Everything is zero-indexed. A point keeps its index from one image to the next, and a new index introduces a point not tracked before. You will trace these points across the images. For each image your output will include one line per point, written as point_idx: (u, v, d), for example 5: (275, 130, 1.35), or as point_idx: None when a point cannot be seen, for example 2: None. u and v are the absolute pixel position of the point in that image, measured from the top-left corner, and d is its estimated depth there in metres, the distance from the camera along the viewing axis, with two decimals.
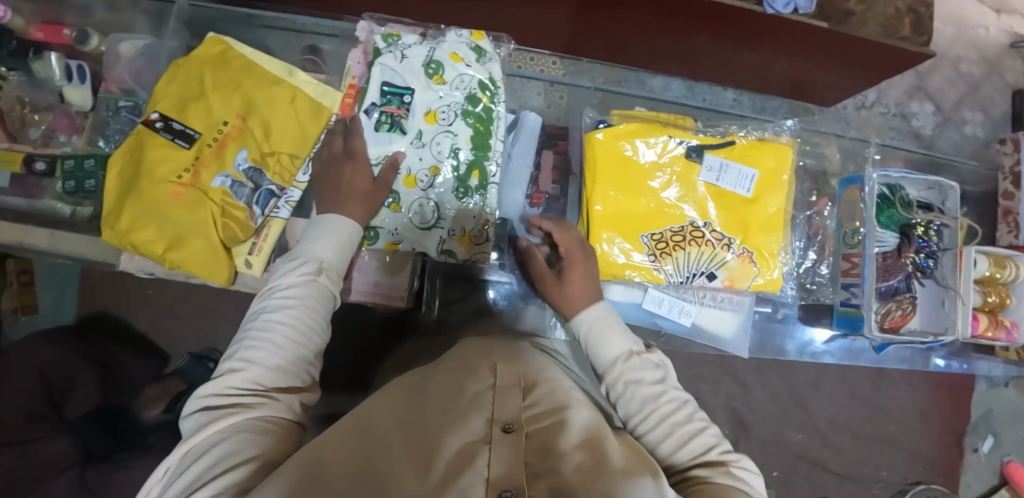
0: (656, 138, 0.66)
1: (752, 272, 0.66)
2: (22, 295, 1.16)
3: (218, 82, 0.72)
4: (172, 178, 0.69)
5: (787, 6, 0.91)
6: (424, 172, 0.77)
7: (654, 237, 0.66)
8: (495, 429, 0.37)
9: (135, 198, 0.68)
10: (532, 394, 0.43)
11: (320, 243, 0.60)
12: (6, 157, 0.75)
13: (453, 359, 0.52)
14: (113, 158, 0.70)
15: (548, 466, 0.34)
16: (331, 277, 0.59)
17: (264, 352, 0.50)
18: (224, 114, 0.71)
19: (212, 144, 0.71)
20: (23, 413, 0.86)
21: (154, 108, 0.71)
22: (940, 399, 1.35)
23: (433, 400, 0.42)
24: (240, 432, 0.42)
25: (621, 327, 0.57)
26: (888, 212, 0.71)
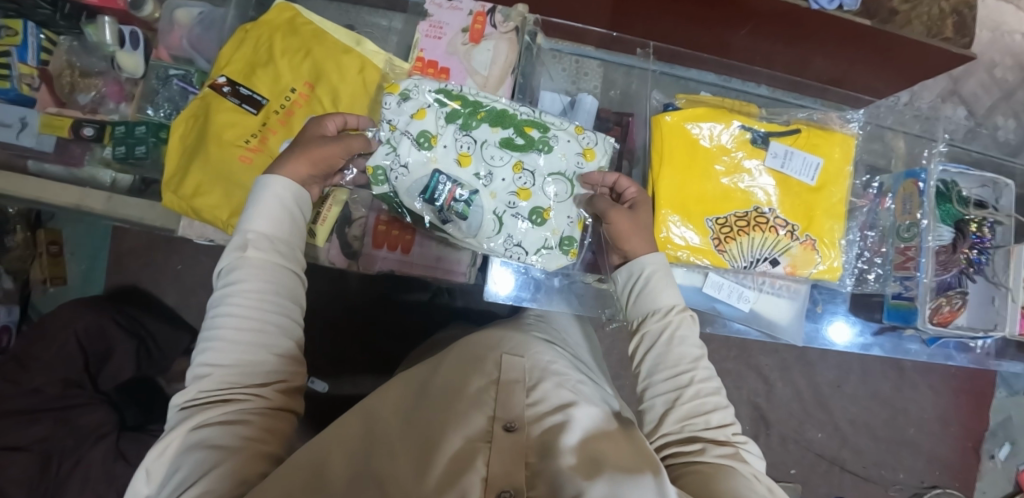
0: (723, 123, 0.67)
1: (815, 259, 0.66)
2: (53, 265, 1.17)
3: (288, 50, 0.72)
4: (240, 142, 0.69)
5: (832, 2, 0.90)
6: (521, 177, 0.69)
7: (718, 221, 0.66)
8: (496, 429, 0.40)
9: (202, 162, 0.68)
10: (537, 393, 0.47)
11: (251, 216, 0.54)
12: (55, 122, 0.74)
13: (454, 354, 0.57)
14: (178, 122, 0.70)
15: (546, 465, 0.37)
16: (267, 248, 0.53)
17: (221, 350, 0.47)
18: (293, 80, 0.71)
19: (280, 111, 0.70)
20: (62, 380, 0.87)
21: (222, 72, 0.71)
22: (959, 403, 1.34)
23: (439, 395, 0.46)
24: (210, 448, 0.40)
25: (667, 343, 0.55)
26: (945, 206, 0.72)
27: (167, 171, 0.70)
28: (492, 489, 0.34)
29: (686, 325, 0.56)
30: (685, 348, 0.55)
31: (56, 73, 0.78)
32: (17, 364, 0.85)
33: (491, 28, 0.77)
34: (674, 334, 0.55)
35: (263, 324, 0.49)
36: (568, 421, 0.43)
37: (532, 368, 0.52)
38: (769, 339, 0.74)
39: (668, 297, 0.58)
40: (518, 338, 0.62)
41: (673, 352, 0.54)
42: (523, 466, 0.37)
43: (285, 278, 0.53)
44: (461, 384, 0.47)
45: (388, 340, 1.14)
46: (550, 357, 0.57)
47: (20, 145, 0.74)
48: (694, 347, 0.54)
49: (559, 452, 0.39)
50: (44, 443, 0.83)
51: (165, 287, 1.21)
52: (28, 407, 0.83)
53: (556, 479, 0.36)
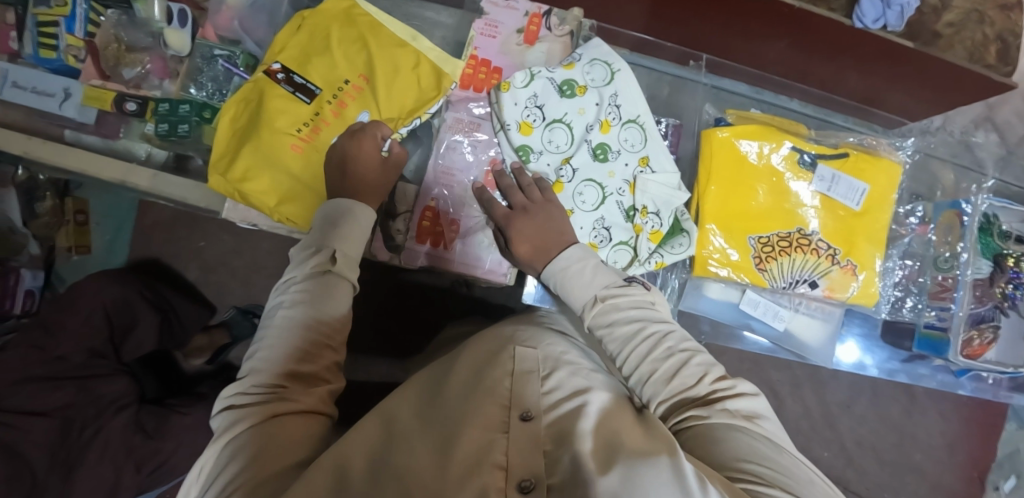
0: (774, 144, 0.66)
1: (853, 282, 0.66)
2: (78, 234, 1.20)
3: (342, 40, 0.72)
4: (292, 131, 0.69)
5: (876, 21, 0.93)
6: (609, 109, 0.73)
7: (760, 240, 0.66)
8: (513, 418, 0.41)
9: (252, 146, 0.68)
10: (551, 381, 0.48)
11: (320, 231, 0.59)
12: (99, 95, 0.75)
13: (475, 346, 0.57)
14: (228, 105, 0.70)
15: (563, 453, 0.38)
16: (335, 262, 0.56)
17: (274, 349, 0.50)
18: (347, 71, 0.71)
19: (332, 101, 0.70)
20: (86, 350, 0.88)
21: (275, 59, 0.71)
22: (967, 432, 1.34)
23: (457, 388, 0.48)
24: (242, 449, 0.41)
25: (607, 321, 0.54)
26: (985, 239, 0.72)
27: (216, 153, 0.70)
28: (512, 480, 0.36)
29: (621, 296, 0.56)
30: (632, 324, 0.53)
31: (101, 45, 0.77)
32: (43, 331, 0.85)
33: (546, 30, 0.77)
34: (603, 322, 0.55)
35: (311, 332, 0.51)
36: (584, 407, 0.44)
37: (545, 359, 0.53)
38: (798, 359, 0.75)
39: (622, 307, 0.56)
40: (533, 330, 0.62)
41: (614, 336, 0.53)
42: (541, 455, 0.39)
43: (342, 289, 0.56)
44: (478, 376, 0.48)
45: (403, 328, 1.15)
46: (563, 348, 0.57)
47: (62, 115, 0.76)
48: (624, 317, 0.54)
49: (576, 438, 0.40)
50: (65, 410, 0.83)
51: (185, 263, 1.22)
52: (50, 373, 0.83)
53: (575, 464, 0.37)
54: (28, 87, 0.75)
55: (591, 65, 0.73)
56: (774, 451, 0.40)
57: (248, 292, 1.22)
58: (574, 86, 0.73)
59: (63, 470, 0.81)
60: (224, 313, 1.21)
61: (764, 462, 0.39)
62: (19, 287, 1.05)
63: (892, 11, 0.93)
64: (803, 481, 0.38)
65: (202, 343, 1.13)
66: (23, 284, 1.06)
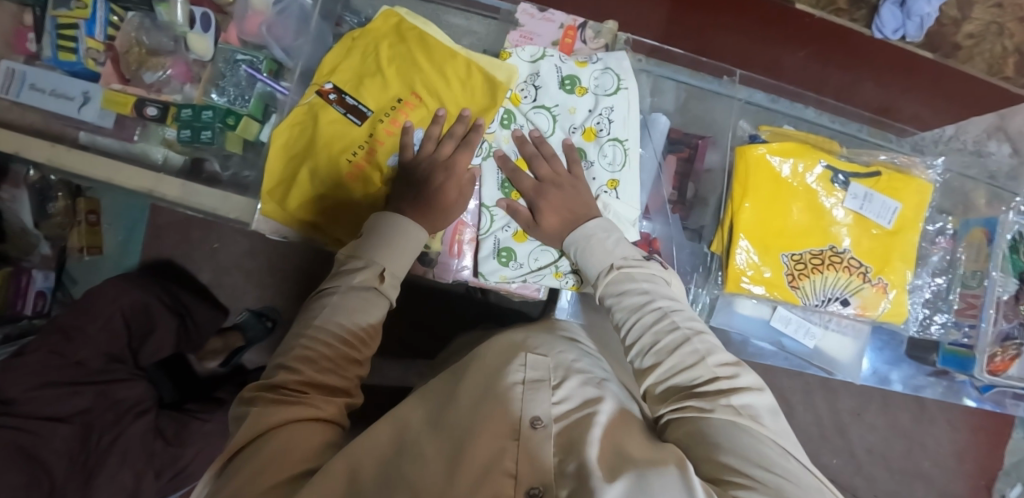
0: (808, 163, 0.66)
1: (884, 300, 0.66)
2: (90, 234, 1.18)
3: (394, 59, 0.72)
4: (348, 154, 0.69)
5: (895, 32, 0.94)
6: (598, 119, 0.74)
7: (794, 257, 0.66)
8: (523, 427, 0.42)
9: (310, 172, 0.68)
10: (562, 390, 0.49)
11: (376, 248, 0.59)
12: (118, 99, 0.74)
13: (487, 352, 0.58)
14: (279, 129, 0.70)
15: (568, 463, 0.39)
16: (389, 285, 0.58)
17: (316, 352, 0.51)
18: (399, 90, 0.71)
19: (385, 120, 0.70)
20: (104, 355, 0.88)
21: (328, 79, 0.71)
22: (977, 441, 1.35)
23: (470, 395, 0.48)
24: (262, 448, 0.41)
25: (626, 286, 0.60)
26: (1013, 258, 0.70)
27: (272, 176, 0.69)
28: (521, 489, 0.37)
29: (637, 269, 0.61)
30: (641, 297, 0.58)
31: (122, 48, 0.77)
32: (62, 335, 0.84)
33: (581, 43, 0.77)
34: (617, 288, 0.60)
35: (349, 346, 0.53)
36: (593, 416, 0.45)
37: (556, 367, 0.54)
38: (827, 375, 0.75)
39: (633, 291, 0.59)
40: (545, 337, 0.63)
41: (625, 303, 0.58)
42: (552, 467, 0.39)
43: (379, 309, 0.57)
44: (489, 385, 0.49)
45: (418, 333, 1.15)
46: (574, 356, 0.59)
47: (81, 119, 0.74)
48: (637, 292, 0.58)
49: (583, 445, 0.40)
50: (84, 416, 0.82)
51: (199, 265, 1.21)
52: (68, 380, 0.82)
53: (581, 472, 0.38)
54: (47, 90, 0.74)
55: (598, 72, 0.75)
56: (777, 452, 0.41)
57: (260, 296, 1.21)
58: (574, 86, 0.75)
59: (82, 476, 0.81)
60: (237, 316, 1.20)
61: (761, 464, 0.40)
62: (30, 286, 1.05)
63: (913, 22, 0.93)
64: (808, 487, 0.39)
65: (216, 346, 1.12)
66: (35, 285, 1.06)
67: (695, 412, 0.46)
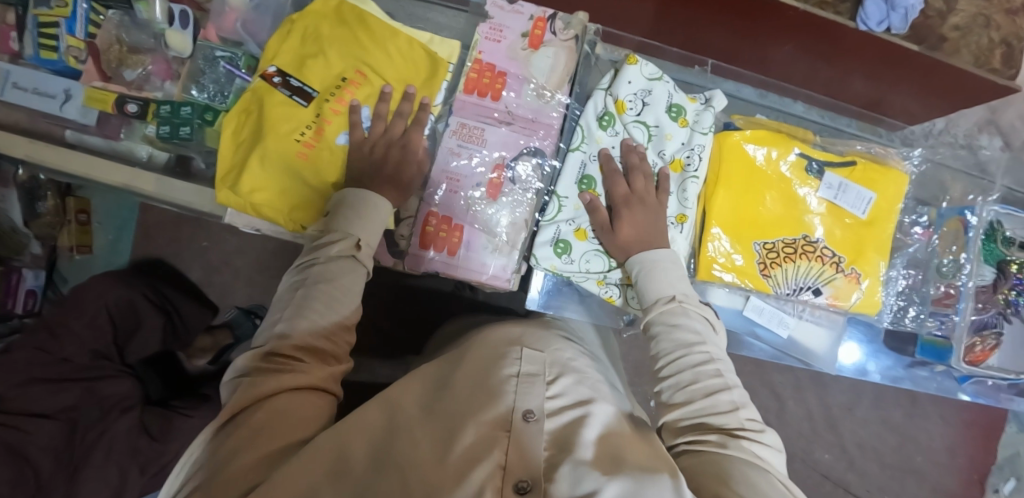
0: (782, 150, 0.66)
1: (857, 290, 0.66)
2: (81, 234, 1.18)
3: (335, 39, 0.70)
4: (297, 136, 0.66)
5: (880, 24, 0.93)
6: (685, 151, 0.68)
7: (766, 246, 0.66)
8: (516, 419, 0.43)
9: (260, 156, 0.65)
10: (557, 385, 0.50)
11: (354, 219, 0.59)
12: (99, 96, 0.74)
13: (477, 346, 0.59)
14: (228, 118, 0.67)
15: (560, 459, 0.41)
16: (365, 253, 0.58)
17: (296, 317, 0.51)
18: (344, 69, 0.69)
19: (331, 99, 0.68)
20: (90, 351, 0.88)
21: (271, 63, 0.69)
22: (969, 435, 1.34)
23: (463, 388, 0.48)
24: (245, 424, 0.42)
25: (676, 321, 0.58)
26: (988, 246, 0.72)
27: (224, 165, 0.66)
28: (509, 480, 0.38)
29: (694, 307, 0.59)
30: (693, 335, 0.57)
31: (103, 46, 0.78)
32: (47, 332, 0.85)
33: (551, 35, 0.72)
34: (669, 320, 0.58)
35: (331, 314, 0.53)
36: (586, 417, 0.46)
37: (553, 363, 0.54)
38: (804, 367, 0.74)
39: (686, 328, 0.57)
40: (540, 333, 0.64)
41: (676, 336, 0.57)
42: (541, 459, 0.40)
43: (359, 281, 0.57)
44: (486, 376, 0.50)
45: (406, 329, 1.15)
46: (572, 354, 0.59)
47: (64, 116, 0.75)
48: (692, 331, 0.57)
49: (576, 446, 0.42)
50: (71, 412, 0.83)
51: (188, 262, 1.22)
52: (55, 375, 0.83)
53: (575, 471, 0.39)
54: (29, 88, 0.74)
55: (704, 110, 0.70)
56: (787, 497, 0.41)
57: (249, 293, 1.22)
58: (679, 117, 0.70)
59: (67, 469, 0.81)
60: (226, 313, 1.21)
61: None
62: (21, 285, 1.06)
63: (898, 13, 0.93)
64: None
65: (205, 343, 1.13)
66: (25, 284, 1.07)
67: (711, 444, 0.47)
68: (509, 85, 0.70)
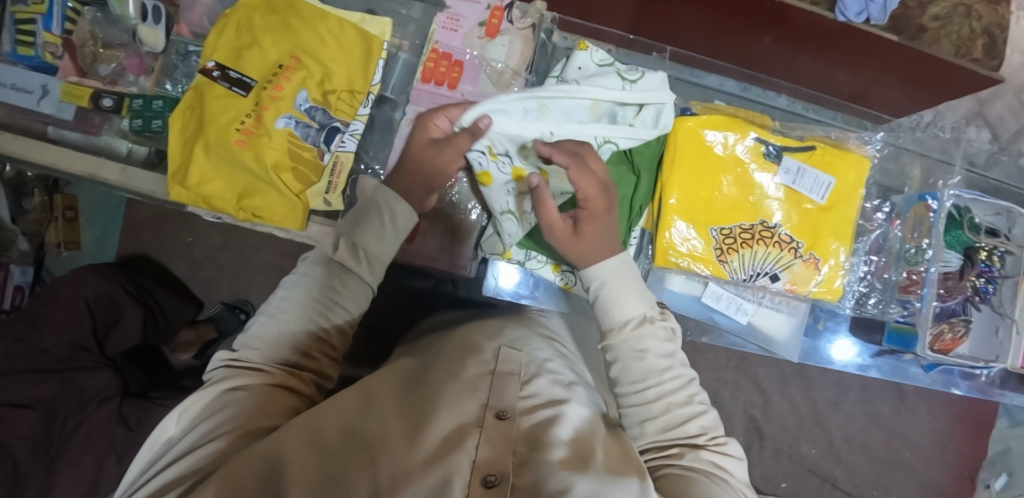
0: (739, 134, 0.66)
1: (816, 277, 0.66)
2: (67, 230, 1.19)
3: (268, 26, 0.66)
4: (235, 125, 0.64)
5: (858, 16, 0.94)
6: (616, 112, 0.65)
7: (723, 232, 0.66)
8: (489, 416, 0.41)
9: (203, 150, 0.63)
10: (531, 384, 0.48)
11: (357, 227, 0.57)
12: (75, 91, 0.76)
13: (454, 342, 0.57)
14: (173, 116, 0.65)
15: (534, 457, 0.39)
16: (363, 265, 0.56)
17: (269, 322, 0.53)
18: (279, 56, 0.66)
19: (269, 86, 0.65)
20: (69, 344, 0.90)
21: (210, 58, 0.66)
22: (958, 430, 1.33)
23: (436, 378, 0.47)
24: (223, 410, 0.43)
25: (643, 349, 0.54)
26: (954, 232, 0.70)
27: (172, 161, 0.65)
28: (478, 473, 0.36)
29: (659, 329, 0.56)
30: (663, 360, 0.54)
31: (78, 42, 0.79)
32: (26, 324, 0.87)
33: (508, 24, 0.74)
34: (635, 348, 0.54)
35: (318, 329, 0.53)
36: (560, 416, 0.44)
37: (529, 363, 0.52)
38: (766, 354, 0.75)
39: (653, 352, 0.54)
40: (519, 331, 0.63)
41: (637, 366, 0.53)
42: (510, 455, 0.38)
43: (354, 288, 0.56)
44: (459, 366, 0.48)
45: (387, 322, 1.16)
46: (546, 355, 0.58)
47: (41, 111, 0.76)
48: (660, 355, 0.54)
49: (546, 445, 0.40)
50: (49, 403, 0.83)
51: (174, 259, 1.23)
52: (34, 366, 0.84)
53: (546, 470, 0.38)
54: (7, 83, 0.75)
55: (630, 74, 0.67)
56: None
57: (233, 288, 1.23)
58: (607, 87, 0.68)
59: (46, 459, 0.82)
60: (211, 308, 1.22)
61: None
62: (9, 281, 1.07)
63: (876, 4, 0.94)
64: None
65: (189, 338, 1.14)
66: (13, 279, 1.08)
67: (671, 457, 0.49)
68: (466, 74, 0.72)
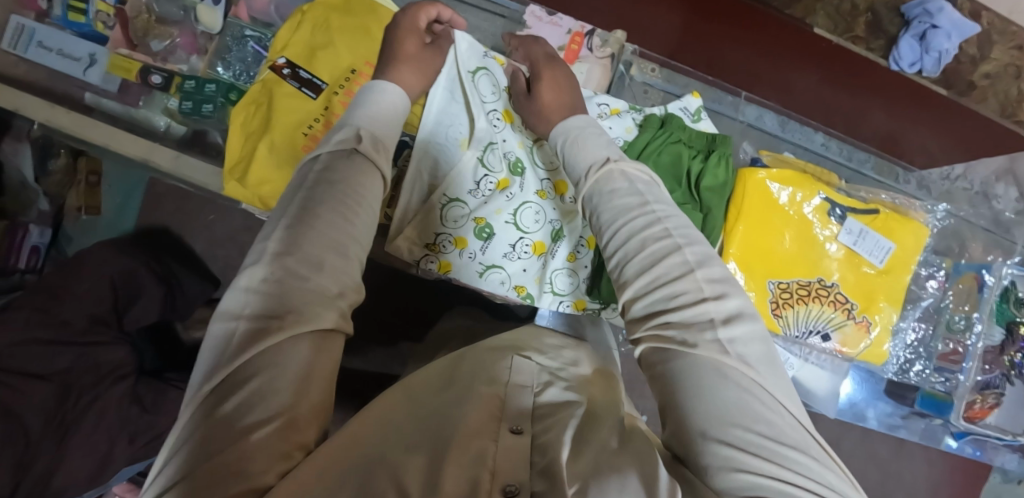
0: (807, 192, 0.66)
1: (865, 338, 0.66)
2: (89, 195, 1.18)
3: (344, 27, 0.65)
4: (304, 129, 0.62)
5: (912, 65, 0.96)
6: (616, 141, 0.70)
7: (780, 285, 0.66)
8: (502, 429, 0.36)
9: (267, 150, 0.62)
10: (542, 397, 0.44)
11: (360, 113, 0.48)
12: (124, 64, 0.75)
13: (469, 351, 0.53)
14: (235, 108, 0.63)
15: (552, 463, 0.33)
16: (378, 148, 0.46)
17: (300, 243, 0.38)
18: (353, 61, 0.65)
19: (341, 91, 0.64)
20: (89, 316, 0.88)
21: (280, 54, 0.65)
22: (950, 477, 1.35)
23: (450, 389, 0.43)
24: (265, 375, 0.31)
25: (620, 194, 0.47)
26: (1000, 307, 0.73)
27: (230, 156, 0.63)
28: (496, 483, 0.31)
29: (630, 166, 0.49)
30: (636, 200, 0.46)
31: (132, 14, 0.76)
32: (48, 295, 0.85)
33: (587, 50, 0.76)
34: (605, 188, 0.48)
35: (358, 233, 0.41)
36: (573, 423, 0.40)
37: (540, 371, 0.49)
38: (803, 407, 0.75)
39: (624, 191, 0.47)
40: (529, 335, 0.60)
41: (611, 205, 0.47)
42: (525, 463, 0.33)
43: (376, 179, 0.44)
44: (472, 376, 0.45)
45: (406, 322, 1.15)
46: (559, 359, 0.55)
47: (85, 80, 0.76)
48: (628, 196, 0.46)
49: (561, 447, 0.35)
50: (64, 375, 0.82)
51: (194, 234, 1.21)
52: (51, 337, 0.82)
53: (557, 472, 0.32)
54: (54, 49, 0.75)
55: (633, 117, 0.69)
56: (763, 404, 0.35)
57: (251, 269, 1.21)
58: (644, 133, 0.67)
59: (56, 436, 0.80)
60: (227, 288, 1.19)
61: (740, 423, 0.34)
62: (25, 241, 1.06)
63: (931, 57, 0.94)
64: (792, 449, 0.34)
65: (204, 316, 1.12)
66: (29, 240, 1.07)
67: (676, 348, 0.38)
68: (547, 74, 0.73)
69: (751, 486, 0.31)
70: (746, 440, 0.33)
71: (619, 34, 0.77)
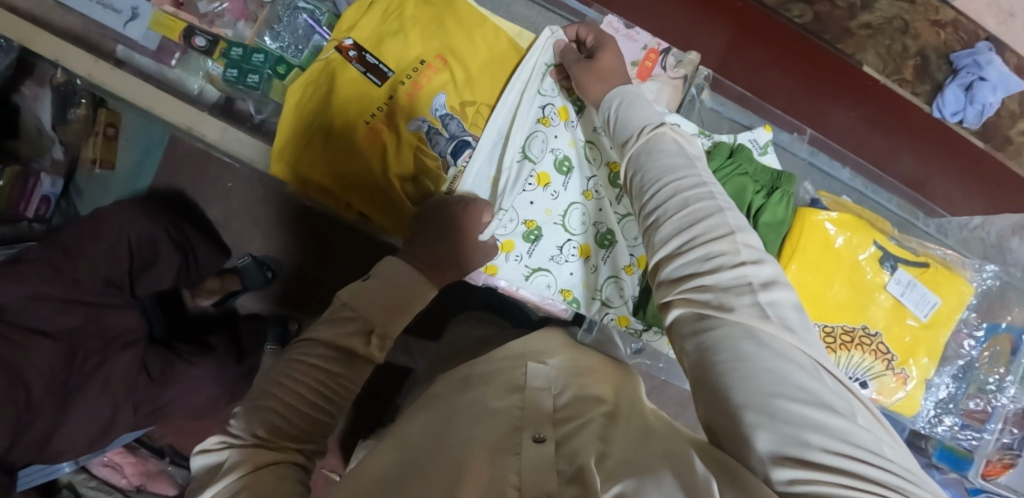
0: (863, 240, 0.66)
1: (900, 389, 0.67)
2: (105, 149, 1.13)
3: (419, 20, 0.72)
4: (365, 117, 0.70)
5: (953, 115, 0.92)
6: None
7: (825, 328, 0.66)
8: (525, 439, 0.34)
9: (326, 132, 0.69)
10: (562, 402, 0.42)
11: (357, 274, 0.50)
12: (168, 23, 0.72)
13: (480, 365, 0.51)
14: (300, 86, 0.70)
15: (582, 469, 0.31)
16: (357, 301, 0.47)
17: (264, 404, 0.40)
18: (422, 53, 0.71)
19: (406, 82, 0.70)
20: (103, 279, 0.86)
21: (349, 36, 0.70)
22: None
23: (467, 408, 0.40)
24: None
25: (666, 155, 0.46)
26: None
27: (284, 133, 0.70)
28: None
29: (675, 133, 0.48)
30: (679, 162, 0.45)
31: None
32: (62, 252, 0.83)
33: (660, 69, 0.76)
34: (652, 147, 0.47)
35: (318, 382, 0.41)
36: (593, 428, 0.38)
37: (557, 378, 0.47)
38: None
39: (668, 152, 0.46)
40: (543, 345, 0.58)
41: (656, 164, 0.45)
42: (554, 472, 0.31)
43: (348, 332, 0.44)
44: (486, 394, 0.42)
45: None
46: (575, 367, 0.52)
47: (126, 34, 0.72)
48: (674, 155, 0.45)
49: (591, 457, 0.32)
50: (72, 336, 0.80)
51: (210, 201, 1.18)
52: (65, 295, 0.80)
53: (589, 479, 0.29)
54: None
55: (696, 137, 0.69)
56: (804, 368, 0.32)
57: (264, 243, 1.19)
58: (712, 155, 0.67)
59: (60, 397, 0.77)
60: (238, 259, 1.17)
61: (777, 390, 0.30)
62: (36, 190, 1.03)
63: (974, 108, 0.90)
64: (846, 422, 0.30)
65: (214, 286, 1.10)
66: (40, 189, 1.04)
67: (711, 311, 0.36)
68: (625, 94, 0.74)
69: (798, 461, 0.28)
70: (784, 407, 0.30)
71: (693, 57, 0.77)
